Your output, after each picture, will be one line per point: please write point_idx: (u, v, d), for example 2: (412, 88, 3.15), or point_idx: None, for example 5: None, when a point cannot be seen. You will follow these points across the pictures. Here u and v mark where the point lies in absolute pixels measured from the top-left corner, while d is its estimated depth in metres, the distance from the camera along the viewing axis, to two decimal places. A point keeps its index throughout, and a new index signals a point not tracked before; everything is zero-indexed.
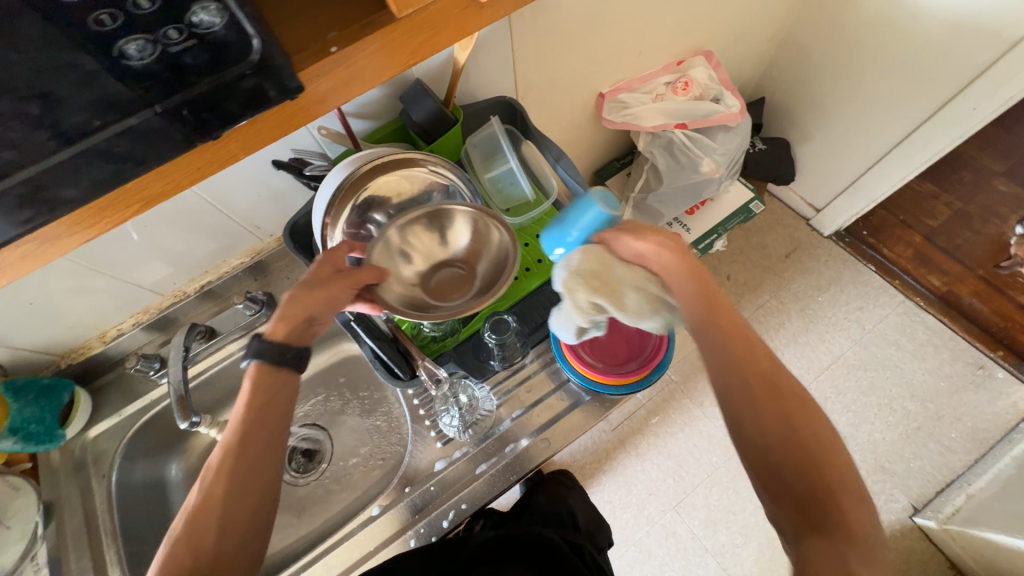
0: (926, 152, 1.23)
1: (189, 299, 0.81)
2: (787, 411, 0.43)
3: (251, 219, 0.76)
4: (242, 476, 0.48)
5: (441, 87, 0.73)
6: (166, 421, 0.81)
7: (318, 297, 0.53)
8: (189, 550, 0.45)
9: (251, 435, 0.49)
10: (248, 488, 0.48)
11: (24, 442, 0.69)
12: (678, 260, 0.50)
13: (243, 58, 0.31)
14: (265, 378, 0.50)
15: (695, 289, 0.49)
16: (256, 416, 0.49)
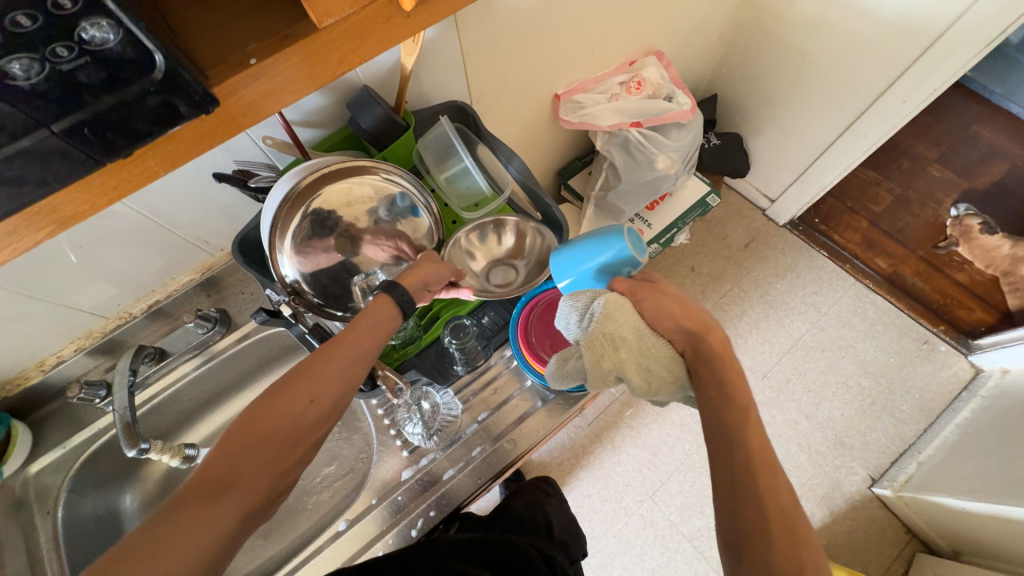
0: (864, 143, 1.31)
1: (136, 320, 0.77)
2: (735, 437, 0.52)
3: (199, 233, 0.73)
4: (336, 374, 0.51)
5: (390, 93, 0.72)
6: (116, 448, 0.77)
7: (430, 269, 0.62)
8: (266, 415, 0.47)
9: (356, 343, 0.52)
10: (326, 389, 0.50)
11: None
12: (702, 328, 0.58)
13: (144, 74, 0.30)
14: (384, 304, 0.56)
15: (669, 327, 0.59)
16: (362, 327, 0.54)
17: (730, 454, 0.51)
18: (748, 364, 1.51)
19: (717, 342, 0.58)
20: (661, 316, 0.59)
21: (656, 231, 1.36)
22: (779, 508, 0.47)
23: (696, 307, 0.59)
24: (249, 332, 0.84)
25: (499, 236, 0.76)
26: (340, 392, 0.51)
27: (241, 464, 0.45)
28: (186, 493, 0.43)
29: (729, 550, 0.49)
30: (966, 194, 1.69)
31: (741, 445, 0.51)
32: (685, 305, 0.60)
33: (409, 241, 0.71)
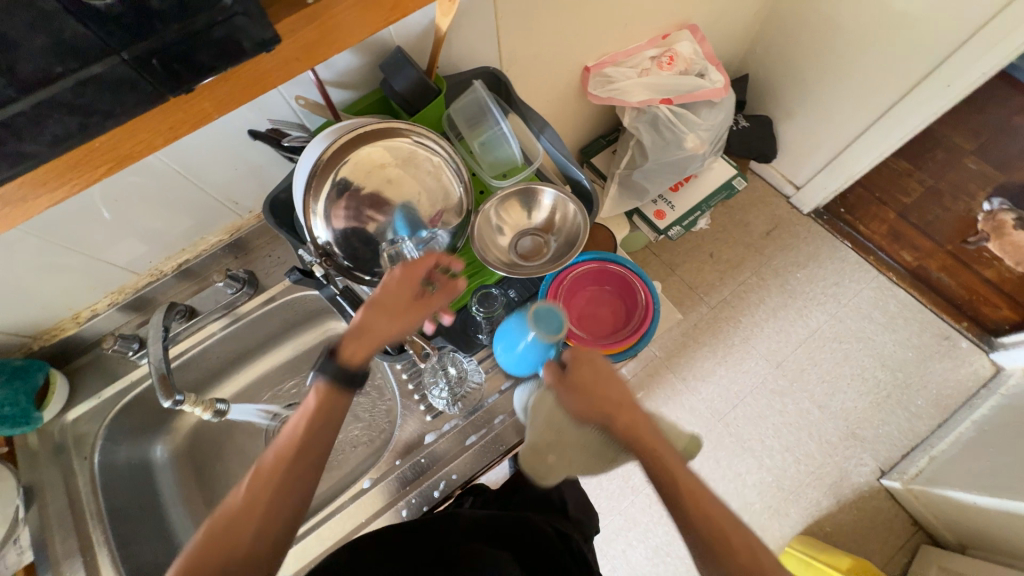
0: (902, 129, 1.26)
1: (166, 278, 0.78)
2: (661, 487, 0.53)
3: (229, 194, 0.74)
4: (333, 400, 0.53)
5: (423, 56, 0.71)
6: (148, 401, 0.79)
7: (394, 321, 0.58)
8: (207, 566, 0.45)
9: (302, 454, 0.50)
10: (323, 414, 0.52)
11: None
12: (610, 409, 0.56)
13: (215, 3, 0.29)
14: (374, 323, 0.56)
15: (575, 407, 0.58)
16: (303, 443, 0.50)
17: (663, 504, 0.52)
18: (763, 352, 1.50)
19: (631, 417, 0.56)
20: (572, 408, 0.58)
21: (679, 213, 1.33)
22: (734, 570, 0.47)
23: (602, 386, 0.57)
24: (276, 294, 0.84)
25: (531, 208, 0.75)
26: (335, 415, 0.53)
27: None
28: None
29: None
30: (1002, 188, 1.63)
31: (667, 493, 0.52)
32: (587, 383, 0.58)
33: (371, 203, 0.65)
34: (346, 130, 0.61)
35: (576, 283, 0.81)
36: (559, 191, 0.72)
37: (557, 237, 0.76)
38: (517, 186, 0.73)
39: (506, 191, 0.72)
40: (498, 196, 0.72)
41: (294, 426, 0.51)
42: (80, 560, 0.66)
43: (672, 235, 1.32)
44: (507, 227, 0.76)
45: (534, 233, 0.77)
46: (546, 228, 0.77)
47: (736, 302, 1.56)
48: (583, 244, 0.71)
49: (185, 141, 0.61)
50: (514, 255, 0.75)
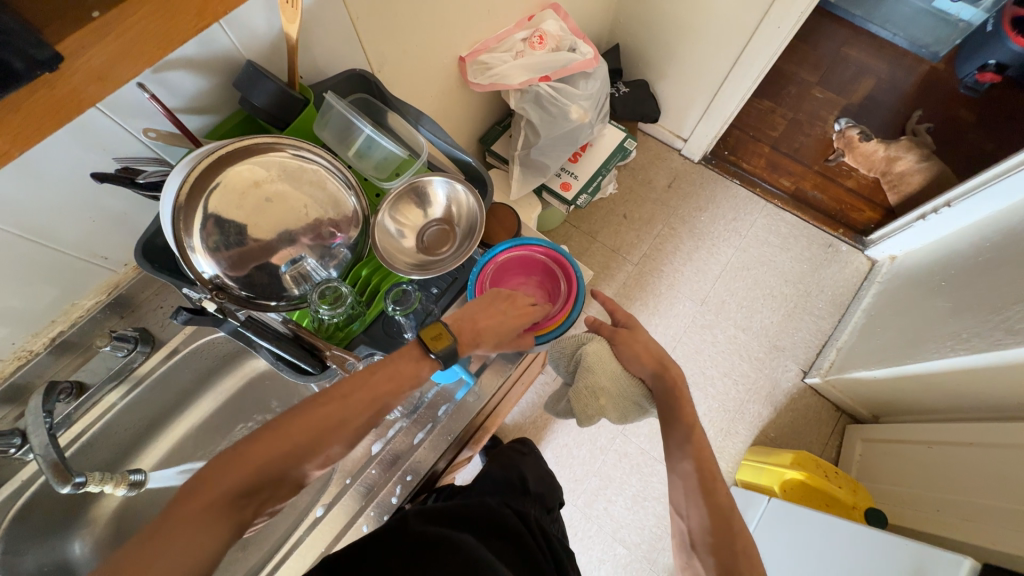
0: (754, 72, 1.42)
1: (40, 357, 0.69)
2: (680, 436, 0.67)
3: (94, 248, 0.67)
4: (365, 396, 0.56)
5: (281, 68, 0.68)
6: (53, 495, 0.71)
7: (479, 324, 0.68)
8: (262, 449, 0.50)
9: (382, 392, 0.58)
10: (357, 405, 0.56)
11: None
12: (667, 368, 0.72)
13: None
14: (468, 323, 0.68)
15: (644, 361, 0.73)
16: (381, 387, 0.58)
17: (687, 446, 0.65)
18: (687, 294, 1.63)
19: (682, 391, 0.71)
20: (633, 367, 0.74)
21: (583, 181, 1.41)
22: (709, 501, 0.61)
23: (659, 348, 0.74)
24: (179, 345, 0.80)
25: (428, 199, 0.76)
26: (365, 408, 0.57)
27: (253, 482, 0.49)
28: (190, 503, 0.46)
29: (680, 552, 0.64)
30: (845, 110, 1.89)
31: (691, 443, 0.66)
32: (646, 344, 0.75)
33: (310, 228, 0.67)
34: (203, 153, 0.56)
35: (502, 270, 0.84)
36: (448, 178, 0.73)
37: (459, 223, 0.77)
38: (404, 186, 0.72)
39: (395, 194, 0.71)
40: (389, 201, 0.71)
41: (306, 409, 0.54)
42: None
43: (581, 203, 1.39)
44: (408, 230, 0.76)
45: (438, 226, 0.77)
46: (445, 217, 0.77)
47: (656, 254, 1.67)
48: (485, 221, 0.73)
49: (17, 197, 0.54)
50: (424, 253, 0.76)
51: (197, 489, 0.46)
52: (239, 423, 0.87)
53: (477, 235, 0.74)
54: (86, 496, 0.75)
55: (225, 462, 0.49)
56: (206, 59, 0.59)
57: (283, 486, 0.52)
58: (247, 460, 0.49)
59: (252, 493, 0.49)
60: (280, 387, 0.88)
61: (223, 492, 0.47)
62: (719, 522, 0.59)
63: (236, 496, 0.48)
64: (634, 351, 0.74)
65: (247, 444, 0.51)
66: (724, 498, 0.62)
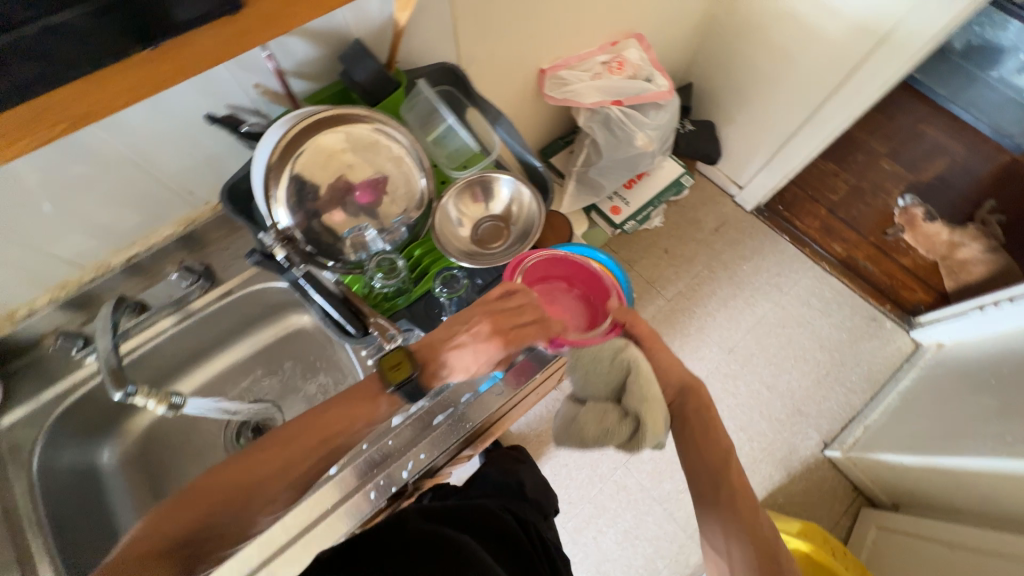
0: (823, 133, 1.39)
1: (114, 273, 0.75)
2: (714, 459, 0.67)
3: (185, 184, 0.73)
4: (299, 445, 0.59)
5: (383, 50, 0.73)
6: (97, 401, 0.75)
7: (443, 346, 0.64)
8: (198, 496, 0.54)
9: (326, 437, 0.60)
10: (292, 450, 0.58)
11: None
12: (690, 386, 0.71)
13: None
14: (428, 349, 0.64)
15: (667, 369, 0.71)
16: (319, 435, 0.59)
17: (725, 470, 0.66)
18: (716, 340, 1.60)
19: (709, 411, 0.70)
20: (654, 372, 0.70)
21: (633, 209, 1.42)
22: (749, 529, 0.63)
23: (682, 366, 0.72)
24: (234, 287, 0.82)
25: (492, 195, 0.79)
26: (299, 453, 0.58)
27: (208, 519, 0.54)
28: (131, 551, 0.50)
29: None
30: (912, 186, 1.84)
31: (727, 470, 0.66)
32: (666, 355, 0.72)
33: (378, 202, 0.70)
34: (297, 123, 0.62)
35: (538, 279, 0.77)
36: (516, 179, 0.75)
37: (516, 223, 0.79)
38: (472, 177, 0.76)
39: (463, 183, 0.75)
40: (455, 189, 0.75)
41: (247, 454, 0.57)
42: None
43: (628, 229, 1.41)
44: (467, 219, 0.79)
45: (495, 223, 0.80)
46: (504, 216, 0.80)
47: (691, 294, 1.66)
48: (541, 228, 0.75)
49: (135, 125, 0.60)
50: (476, 245, 0.78)
51: (137, 539, 0.51)
52: (269, 372, 0.91)
53: (530, 239, 0.76)
54: (123, 410, 0.79)
55: (167, 512, 0.52)
56: (321, 31, 0.64)
57: (224, 528, 0.55)
58: (186, 510, 0.53)
59: (192, 539, 0.53)
60: (313, 346, 0.92)
61: (162, 539, 0.51)
62: (759, 551, 0.61)
63: (177, 543, 0.52)
64: (657, 355, 0.71)
65: (185, 492, 0.54)
66: (761, 529, 0.63)
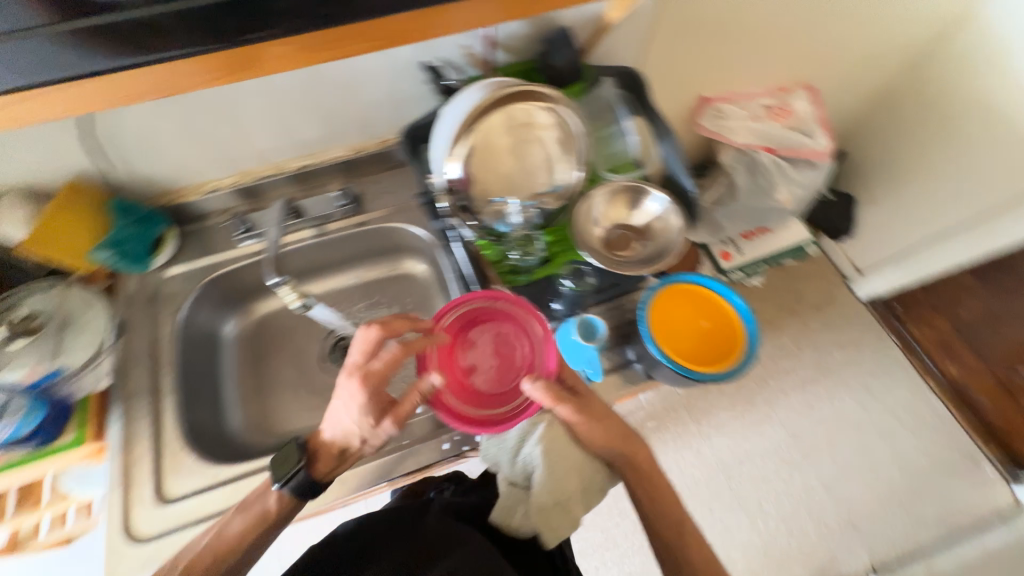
0: (983, 244, 1.23)
1: (284, 175, 0.85)
2: (658, 522, 0.65)
3: (367, 116, 0.80)
4: (234, 537, 0.58)
5: (580, 41, 0.76)
6: (236, 280, 0.84)
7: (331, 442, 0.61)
8: None
9: (257, 527, 0.59)
10: (235, 537, 0.58)
11: (117, 259, 0.75)
12: (629, 447, 0.65)
13: None
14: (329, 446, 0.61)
15: (604, 437, 0.63)
16: (249, 531, 0.58)
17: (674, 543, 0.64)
18: (783, 420, 1.50)
19: (648, 465, 0.66)
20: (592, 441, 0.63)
21: (745, 260, 1.36)
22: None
23: (621, 426, 0.65)
24: (370, 220, 0.87)
25: (636, 208, 0.77)
26: (237, 536, 0.58)
27: None
28: None
29: None
30: None
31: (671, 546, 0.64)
32: (607, 422, 0.64)
33: (534, 181, 0.74)
34: (477, 100, 0.67)
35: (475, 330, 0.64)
36: (669, 199, 0.74)
37: (651, 242, 0.77)
38: (626, 182, 0.76)
39: (617, 185, 0.75)
40: (608, 187, 0.75)
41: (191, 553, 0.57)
42: (148, 401, 0.71)
43: (732, 278, 1.36)
44: (604, 220, 0.77)
45: (629, 234, 0.78)
46: (641, 231, 0.78)
47: (771, 364, 1.56)
48: (677, 255, 0.74)
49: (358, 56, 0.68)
50: (605, 246, 0.76)
51: None
52: (372, 306, 0.93)
53: (665, 260, 0.74)
54: (251, 293, 0.88)
55: None
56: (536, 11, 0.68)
57: None
58: None
59: None
60: (413, 294, 0.93)
61: None
62: None
63: None
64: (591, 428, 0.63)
65: None
66: None
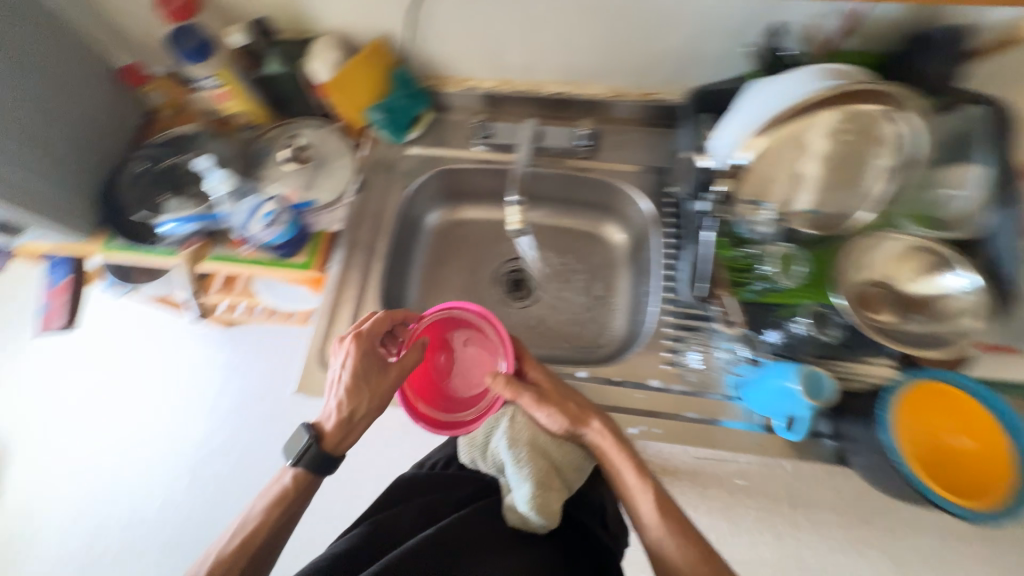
0: None
1: (539, 95, 0.84)
2: (638, 509, 0.62)
3: (650, 61, 0.76)
4: (271, 519, 0.62)
5: (957, 50, 0.61)
6: (457, 179, 0.88)
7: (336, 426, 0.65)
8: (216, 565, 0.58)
9: (289, 502, 0.63)
10: (278, 511, 0.62)
11: (384, 123, 0.81)
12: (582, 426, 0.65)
13: None
14: (332, 436, 0.65)
15: (552, 406, 0.65)
16: (279, 512, 0.62)
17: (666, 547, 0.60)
18: None
19: (612, 447, 0.64)
20: (546, 421, 0.65)
21: None
22: None
23: (573, 406, 0.65)
24: (593, 168, 0.84)
25: (927, 277, 0.62)
26: (277, 515, 0.62)
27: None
28: None
29: None
30: None
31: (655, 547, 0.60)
32: (566, 401, 0.65)
33: (805, 191, 0.64)
34: (826, 85, 0.55)
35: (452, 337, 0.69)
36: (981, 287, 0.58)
37: (919, 323, 0.62)
38: (931, 243, 0.62)
39: (919, 240, 0.63)
40: (905, 236, 0.63)
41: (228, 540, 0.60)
42: (363, 256, 0.80)
43: None
44: (873, 270, 0.65)
45: (894, 300, 0.64)
46: (914, 305, 0.63)
47: None
48: (948, 354, 0.59)
49: None
50: (858, 296, 0.65)
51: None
52: (556, 253, 0.90)
53: (928, 350, 0.59)
54: (459, 196, 0.92)
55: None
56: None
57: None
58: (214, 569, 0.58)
59: None
60: (600, 257, 0.89)
61: None
62: None
63: None
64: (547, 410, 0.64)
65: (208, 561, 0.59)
66: None
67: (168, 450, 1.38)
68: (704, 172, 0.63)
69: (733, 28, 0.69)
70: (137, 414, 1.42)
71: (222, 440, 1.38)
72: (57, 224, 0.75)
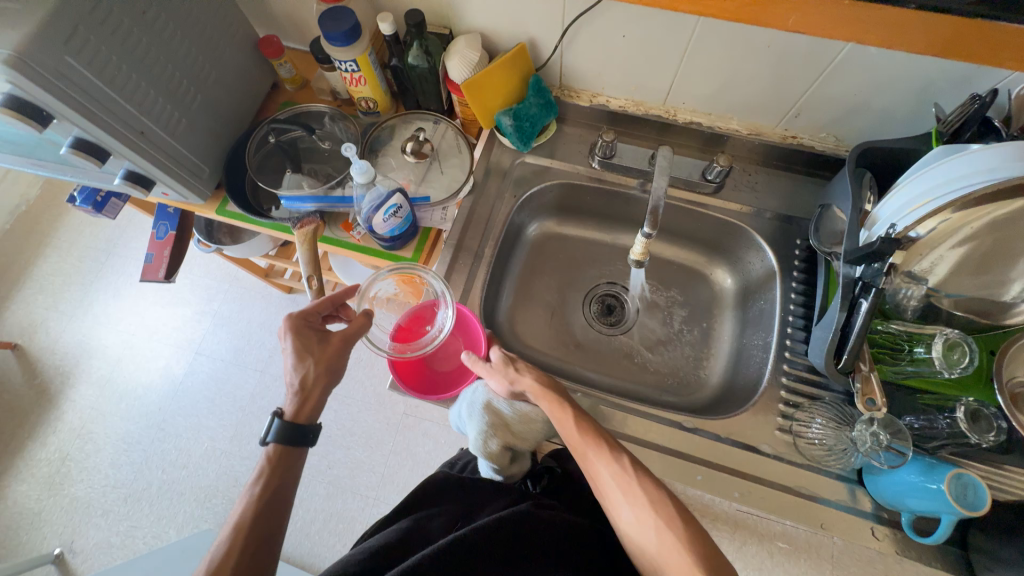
0: None
1: (672, 121, 0.81)
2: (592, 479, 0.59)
3: (805, 104, 0.72)
4: (265, 505, 0.56)
5: None
6: (569, 194, 0.86)
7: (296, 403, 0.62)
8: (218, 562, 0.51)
9: (277, 479, 0.58)
10: (272, 492, 0.57)
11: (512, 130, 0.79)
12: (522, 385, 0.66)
13: None
14: (297, 414, 0.62)
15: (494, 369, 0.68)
16: (270, 495, 0.56)
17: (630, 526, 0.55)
18: None
19: (551, 406, 0.64)
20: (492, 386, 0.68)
21: None
22: None
23: (512, 367, 0.68)
24: (714, 205, 0.80)
25: None
26: (270, 500, 0.56)
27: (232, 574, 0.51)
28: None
29: None
30: None
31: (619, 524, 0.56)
32: (505, 364, 0.68)
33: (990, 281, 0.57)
34: None
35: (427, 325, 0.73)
36: None
37: None
38: None
39: None
40: None
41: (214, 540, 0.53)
42: (470, 259, 0.78)
43: None
44: None
45: None
46: None
47: None
48: None
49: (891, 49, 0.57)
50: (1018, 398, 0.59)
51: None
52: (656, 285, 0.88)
53: None
54: (567, 210, 0.89)
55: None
56: None
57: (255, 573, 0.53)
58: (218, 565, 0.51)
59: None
60: (702, 297, 0.86)
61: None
62: None
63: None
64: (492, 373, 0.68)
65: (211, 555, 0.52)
66: None
67: (219, 401, 1.43)
68: (887, 243, 0.53)
69: (916, 84, 0.63)
70: (194, 363, 1.47)
71: (269, 400, 1.42)
72: (184, 185, 0.77)
